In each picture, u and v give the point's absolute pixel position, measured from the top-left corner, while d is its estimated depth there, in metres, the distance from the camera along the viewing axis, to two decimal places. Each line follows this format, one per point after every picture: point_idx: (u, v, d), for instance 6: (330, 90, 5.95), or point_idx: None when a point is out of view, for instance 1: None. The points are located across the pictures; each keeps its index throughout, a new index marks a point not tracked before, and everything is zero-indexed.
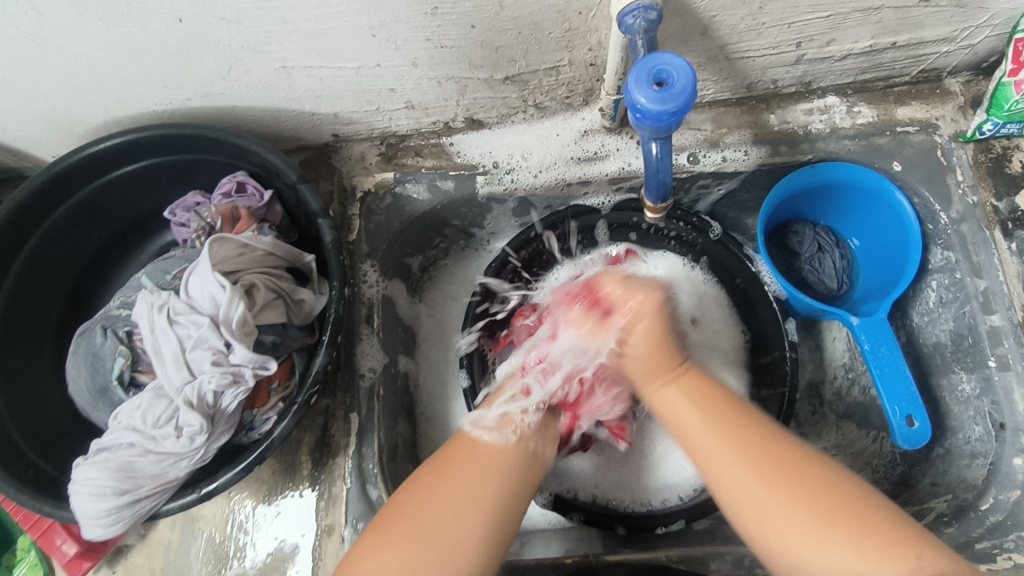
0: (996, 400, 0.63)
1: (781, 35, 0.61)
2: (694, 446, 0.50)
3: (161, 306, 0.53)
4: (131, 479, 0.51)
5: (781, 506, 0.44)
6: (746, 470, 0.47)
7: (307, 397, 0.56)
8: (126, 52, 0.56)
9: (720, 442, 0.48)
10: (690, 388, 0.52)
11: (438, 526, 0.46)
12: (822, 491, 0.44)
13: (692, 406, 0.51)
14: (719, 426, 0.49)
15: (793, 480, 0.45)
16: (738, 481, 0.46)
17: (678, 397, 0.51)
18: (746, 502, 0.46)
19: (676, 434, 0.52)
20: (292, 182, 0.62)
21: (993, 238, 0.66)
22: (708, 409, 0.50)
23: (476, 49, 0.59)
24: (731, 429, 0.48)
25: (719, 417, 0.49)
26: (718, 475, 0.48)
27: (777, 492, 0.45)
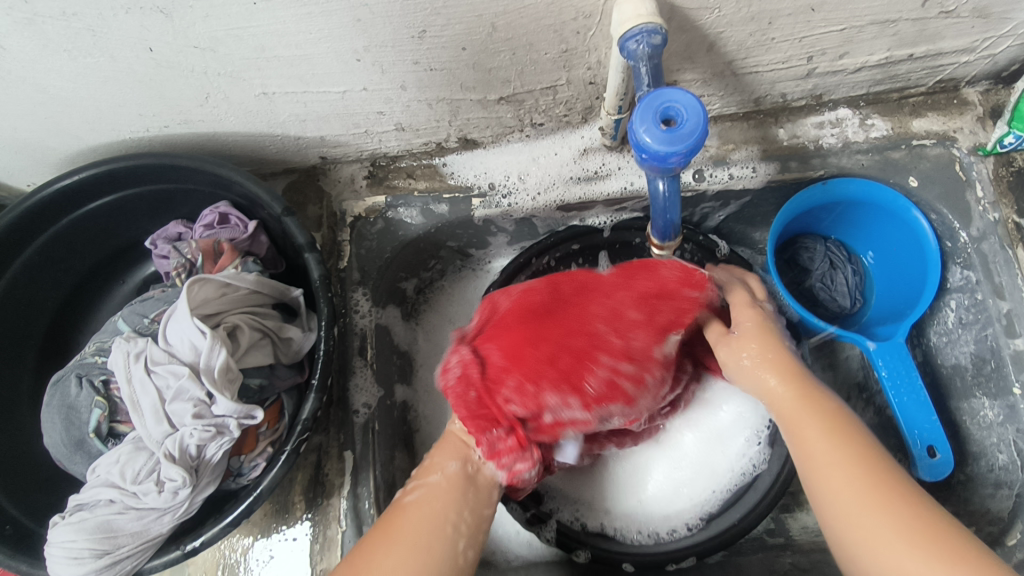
0: (1021, 429, 0.60)
1: (791, 49, 0.57)
2: (813, 461, 0.44)
3: (138, 354, 0.50)
4: (111, 539, 0.48)
5: (875, 519, 0.40)
6: (863, 483, 0.42)
7: (298, 444, 0.53)
8: (97, 81, 0.53)
9: (839, 460, 0.43)
10: (810, 405, 0.47)
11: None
12: (911, 507, 0.40)
13: (821, 430, 0.45)
14: (845, 448, 0.43)
15: (887, 491, 0.41)
16: (846, 493, 0.42)
17: (784, 386, 0.48)
18: (853, 519, 0.41)
19: (795, 441, 0.46)
20: (277, 213, 0.59)
21: (1016, 257, 0.62)
22: (839, 434, 0.44)
23: (468, 70, 0.56)
24: (862, 457, 0.43)
25: (854, 447, 0.43)
26: (817, 480, 0.43)
27: (870, 497, 0.41)
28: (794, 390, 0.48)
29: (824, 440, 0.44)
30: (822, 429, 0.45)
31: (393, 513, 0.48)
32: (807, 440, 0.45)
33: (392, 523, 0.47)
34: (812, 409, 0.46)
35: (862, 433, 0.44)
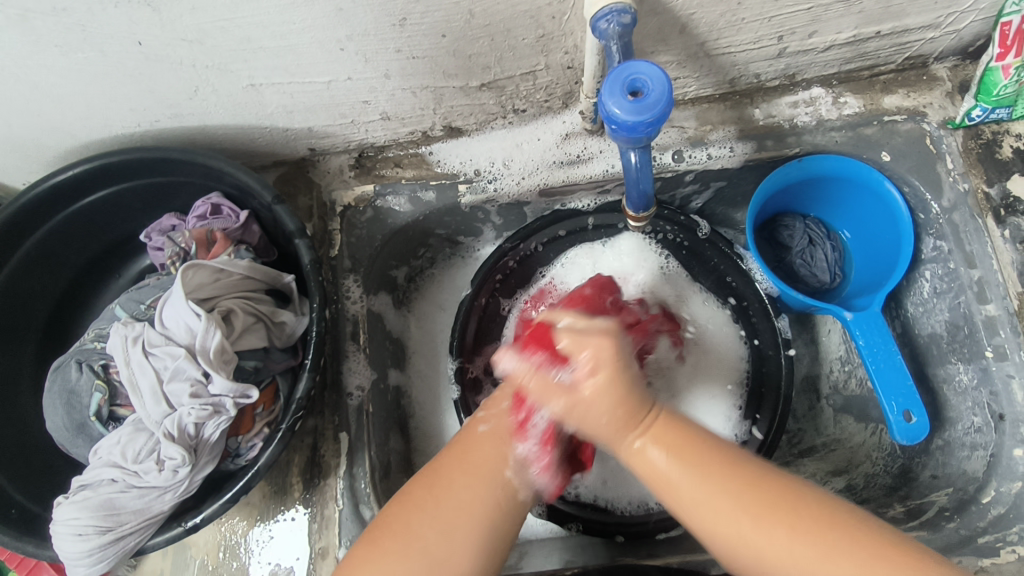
0: (995, 391, 0.62)
1: (761, 29, 0.59)
2: (657, 476, 0.45)
3: (137, 338, 0.52)
4: (114, 516, 0.49)
5: (795, 546, 0.40)
6: (727, 503, 0.42)
7: (292, 422, 0.54)
8: (88, 77, 0.55)
9: (697, 484, 0.43)
10: (662, 436, 0.45)
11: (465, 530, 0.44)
12: (844, 531, 0.40)
13: (664, 446, 0.45)
14: (685, 458, 0.44)
15: (812, 520, 0.41)
16: (718, 515, 0.42)
17: (660, 450, 0.44)
18: (752, 543, 0.41)
19: (631, 462, 0.46)
20: (268, 202, 0.60)
21: (986, 226, 0.64)
22: (678, 447, 0.44)
23: (448, 57, 0.58)
24: (708, 464, 0.43)
25: (698, 458, 0.44)
26: (689, 509, 0.43)
27: (779, 527, 0.41)
28: (653, 430, 0.45)
29: (661, 461, 0.44)
30: (648, 441, 0.45)
31: (454, 449, 0.49)
32: (648, 460, 0.45)
33: (442, 471, 0.47)
34: (658, 433, 0.45)
35: (714, 449, 0.44)
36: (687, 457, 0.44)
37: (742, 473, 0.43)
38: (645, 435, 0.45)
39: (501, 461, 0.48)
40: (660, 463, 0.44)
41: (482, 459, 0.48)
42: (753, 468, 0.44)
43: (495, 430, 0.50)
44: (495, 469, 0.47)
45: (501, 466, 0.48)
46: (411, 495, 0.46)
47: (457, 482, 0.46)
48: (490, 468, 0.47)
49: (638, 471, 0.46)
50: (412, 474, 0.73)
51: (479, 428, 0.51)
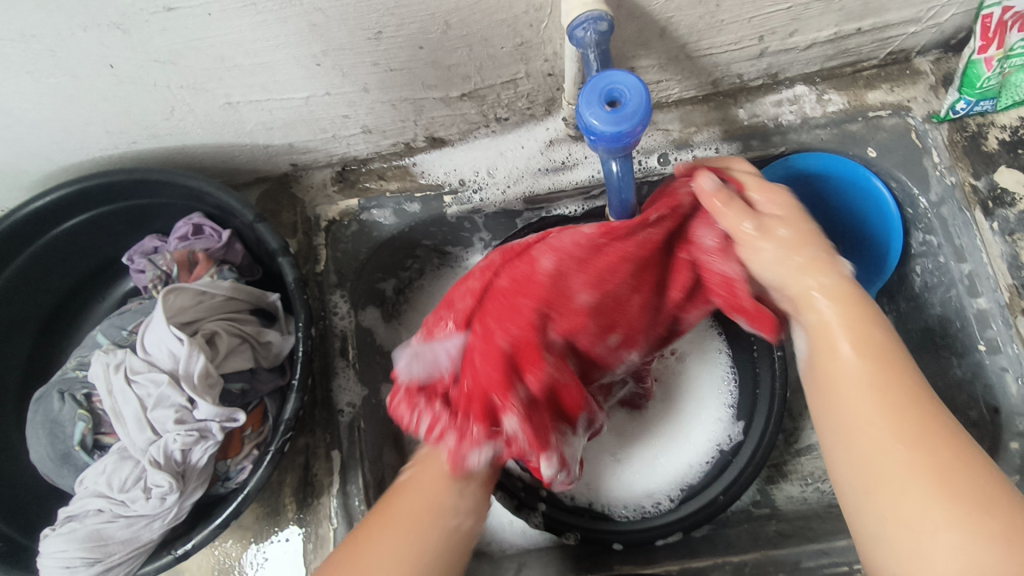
0: (988, 385, 0.62)
1: (741, 30, 0.59)
2: (837, 383, 0.46)
3: (119, 365, 0.51)
4: (102, 547, 0.49)
5: (914, 487, 0.40)
6: (897, 442, 0.42)
7: (281, 444, 0.53)
8: (62, 101, 0.54)
9: (890, 414, 0.43)
10: (847, 311, 0.48)
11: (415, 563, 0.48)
12: (991, 497, 0.39)
13: (863, 354, 0.46)
14: (877, 371, 0.45)
15: (956, 481, 0.40)
16: (863, 433, 0.44)
17: (852, 346, 0.47)
18: (865, 458, 0.43)
19: (826, 370, 0.48)
20: (250, 220, 0.60)
21: (974, 219, 0.64)
22: (871, 353, 0.46)
23: (427, 69, 0.57)
24: (896, 385, 0.44)
25: (900, 380, 0.44)
26: (845, 429, 0.45)
27: (949, 485, 0.40)
28: (859, 345, 0.47)
29: (849, 361, 0.46)
30: (850, 349, 0.47)
31: (383, 507, 0.52)
32: (836, 354, 0.47)
33: (371, 527, 0.50)
34: (858, 329, 0.47)
35: (912, 388, 0.44)
36: (881, 369, 0.45)
37: (948, 424, 0.42)
38: (847, 339, 0.47)
39: (436, 508, 0.51)
40: (849, 357, 0.47)
41: (415, 508, 0.51)
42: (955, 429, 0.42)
43: (434, 470, 0.53)
44: (435, 510, 0.51)
45: (440, 499, 0.52)
46: (358, 538, 0.49)
47: (382, 548, 0.48)
48: (414, 524, 0.50)
49: (816, 391, 0.48)
50: None
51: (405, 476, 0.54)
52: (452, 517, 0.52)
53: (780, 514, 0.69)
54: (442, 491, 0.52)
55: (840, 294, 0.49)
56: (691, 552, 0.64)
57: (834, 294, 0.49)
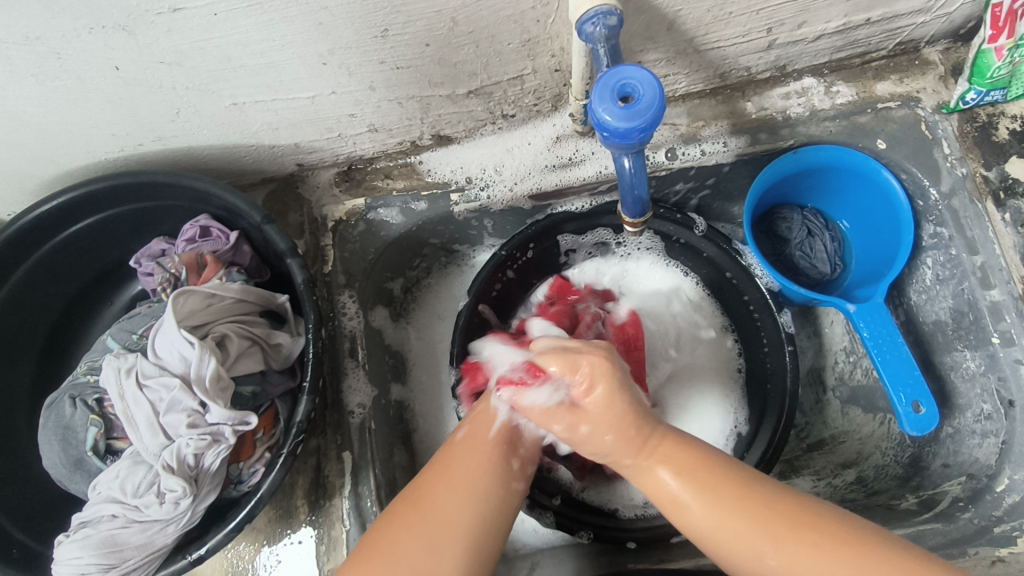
0: (1002, 377, 0.61)
1: (750, 23, 0.58)
2: (670, 502, 0.45)
3: (129, 370, 0.51)
4: (116, 553, 0.49)
5: (787, 549, 0.41)
6: (730, 519, 0.42)
7: (293, 446, 0.53)
8: (67, 104, 0.54)
9: (714, 501, 0.43)
10: (671, 455, 0.46)
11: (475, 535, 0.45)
12: (869, 556, 0.40)
13: (672, 469, 0.45)
14: (703, 489, 0.44)
15: (827, 536, 0.41)
16: (727, 533, 0.42)
17: (677, 475, 0.45)
18: (745, 552, 0.42)
19: (671, 510, 0.45)
20: (257, 222, 0.59)
21: (986, 211, 0.64)
22: (682, 462, 0.45)
23: (433, 66, 0.57)
24: (699, 471, 0.45)
25: (705, 482, 0.44)
26: (715, 539, 0.43)
27: (826, 552, 0.40)
28: (662, 453, 0.46)
29: (694, 503, 0.44)
30: (660, 460, 0.46)
31: (443, 452, 0.50)
32: (661, 485, 0.45)
33: (434, 473, 0.47)
34: (678, 470, 0.45)
35: (717, 468, 0.45)
36: (694, 475, 0.45)
37: (753, 480, 0.44)
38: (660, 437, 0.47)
39: (489, 462, 0.49)
40: (686, 496, 0.44)
41: (471, 464, 0.48)
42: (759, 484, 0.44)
43: (483, 437, 0.50)
44: (496, 466, 0.49)
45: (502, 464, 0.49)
46: (411, 496, 0.46)
47: (451, 496, 0.46)
48: (470, 482, 0.47)
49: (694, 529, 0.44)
50: None
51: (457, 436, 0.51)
52: (513, 476, 0.49)
53: None
54: (488, 449, 0.50)
55: (626, 425, 0.46)
56: None
57: (680, 468, 0.45)
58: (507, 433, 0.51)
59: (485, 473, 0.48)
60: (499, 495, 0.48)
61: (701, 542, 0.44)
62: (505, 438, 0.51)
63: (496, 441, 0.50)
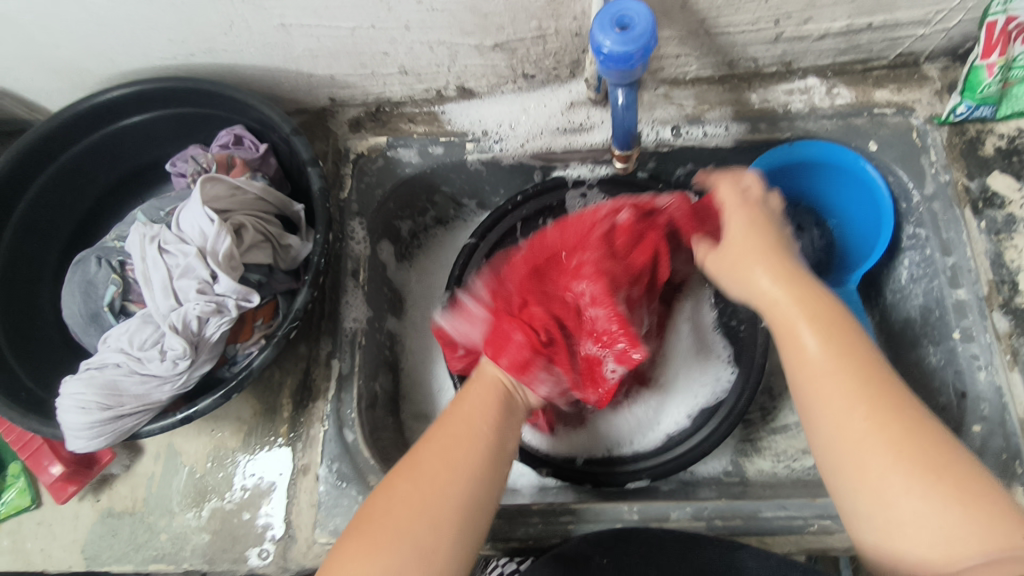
0: (958, 370, 0.64)
1: (759, 11, 0.63)
2: (806, 367, 0.48)
3: (154, 238, 0.56)
4: (116, 397, 0.53)
5: (879, 422, 0.44)
6: (842, 396, 0.46)
7: (287, 331, 0.58)
8: (135, 3, 0.60)
9: (838, 367, 0.46)
10: (824, 317, 0.49)
11: (454, 503, 0.48)
12: (943, 451, 0.43)
13: (843, 373, 0.46)
14: (842, 362, 0.46)
15: (908, 435, 0.44)
16: (833, 403, 0.46)
17: (824, 345, 0.48)
18: (843, 438, 0.45)
19: (786, 345, 0.50)
20: (287, 134, 0.65)
21: (962, 216, 0.67)
22: (848, 358, 0.47)
23: (465, 13, 0.63)
24: (857, 370, 0.46)
25: (857, 362, 0.46)
26: (808, 386, 0.47)
27: (912, 463, 0.43)
28: (813, 315, 0.49)
29: (813, 350, 0.48)
30: (807, 327, 0.48)
31: (435, 426, 0.53)
32: (802, 346, 0.48)
33: (426, 451, 0.50)
34: (840, 357, 0.47)
35: (867, 358, 0.47)
36: (837, 343, 0.47)
37: (891, 380, 0.46)
38: (769, 275, 0.51)
39: (466, 454, 0.50)
40: (808, 340, 0.48)
41: (455, 446, 0.50)
42: (907, 399, 0.45)
43: (479, 412, 0.53)
44: (477, 441, 0.51)
45: (487, 428, 0.53)
46: (415, 458, 0.50)
47: (433, 475, 0.49)
48: (445, 470, 0.49)
49: (784, 354, 0.50)
50: (397, 414, 0.76)
51: (462, 407, 0.54)
52: (500, 453, 0.52)
53: (747, 480, 0.73)
54: (480, 424, 0.53)
55: (782, 279, 0.51)
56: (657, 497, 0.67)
57: (808, 313, 0.49)
58: (497, 407, 0.54)
59: (469, 458, 0.50)
60: (477, 486, 0.49)
61: (800, 383, 0.48)
62: (500, 410, 0.54)
63: (494, 400, 0.55)
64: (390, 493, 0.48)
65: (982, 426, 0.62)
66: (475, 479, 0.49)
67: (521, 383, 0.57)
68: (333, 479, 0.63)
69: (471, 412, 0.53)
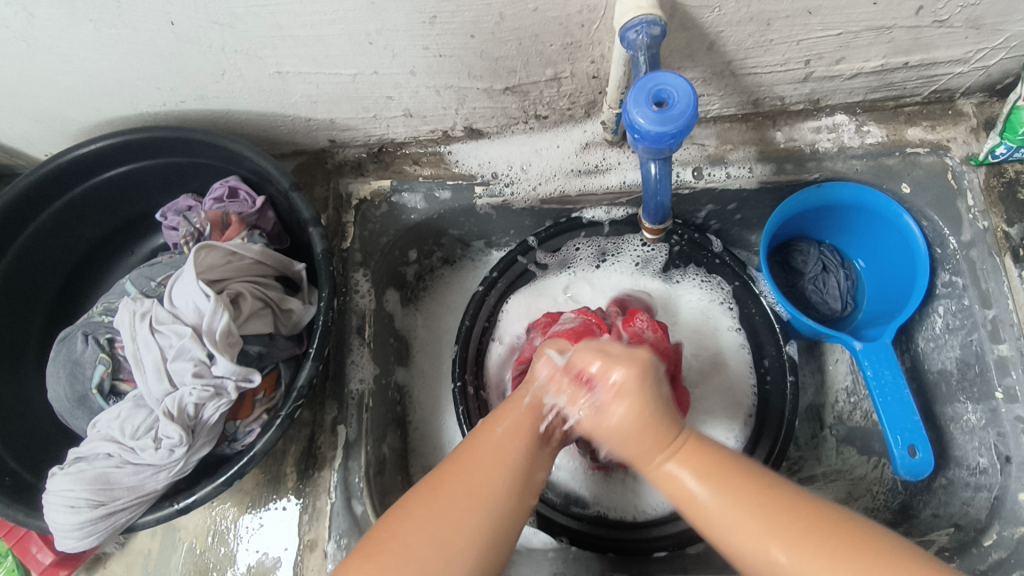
0: (1002, 433, 0.61)
1: (789, 52, 0.59)
2: (686, 501, 0.43)
3: (144, 314, 0.52)
4: (107, 491, 0.49)
5: (801, 552, 0.38)
6: (759, 526, 0.39)
7: (292, 410, 0.53)
8: (118, 52, 0.55)
9: (701, 482, 0.42)
10: (695, 460, 0.43)
11: (488, 516, 0.42)
12: (867, 552, 0.37)
13: (709, 469, 0.43)
14: (731, 495, 0.41)
15: (843, 549, 0.37)
16: (756, 539, 0.39)
17: (697, 476, 0.42)
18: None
19: (659, 482, 0.44)
20: (285, 188, 0.60)
21: (1004, 265, 0.64)
22: (717, 478, 0.42)
23: (475, 59, 0.58)
24: (744, 498, 0.40)
25: (737, 480, 0.42)
26: (705, 527, 0.41)
27: (830, 559, 0.37)
28: (680, 454, 0.44)
29: (696, 492, 0.42)
30: (672, 454, 0.44)
31: (460, 452, 0.45)
32: (682, 489, 0.43)
33: (429, 492, 0.43)
34: (708, 447, 0.44)
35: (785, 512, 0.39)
36: (703, 463, 0.43)
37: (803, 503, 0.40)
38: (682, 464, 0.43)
39: (500, 480, 0.44)
40: (684, 482, 0.43)
41: (491, 467, 0.44)
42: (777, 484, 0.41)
43: (510, 443, 0.46)
44: (512, 470, 0.45)
45: (522, 454, 0.46)
46: (443, 477, 0.44)
47: (462, 493, 0.43)
48: (466, 510, 0.42)
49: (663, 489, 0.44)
50: (406, 473, 0.72)
51: (495, 432, 0.47)
52: (535, 475, 0.46)
53: None
54: (516, 442, 0.46)
55: (670, 450, 0.44)
56: (684, 566, 0.63)
57: (705, 479, 0.42)
58: (538, 427, 0.48)
59: (504, 481, 0.44)
60: (518, 499, 0.44)
61: (714, 542, 0.41)
62: (537, 431, 0.47)
63: (532, 418, 0.48)
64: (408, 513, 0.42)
65: None
66: (516, 498, 0.44)
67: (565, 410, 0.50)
68: (343, 555, 0.59)
69: (508, 431, 0.47)
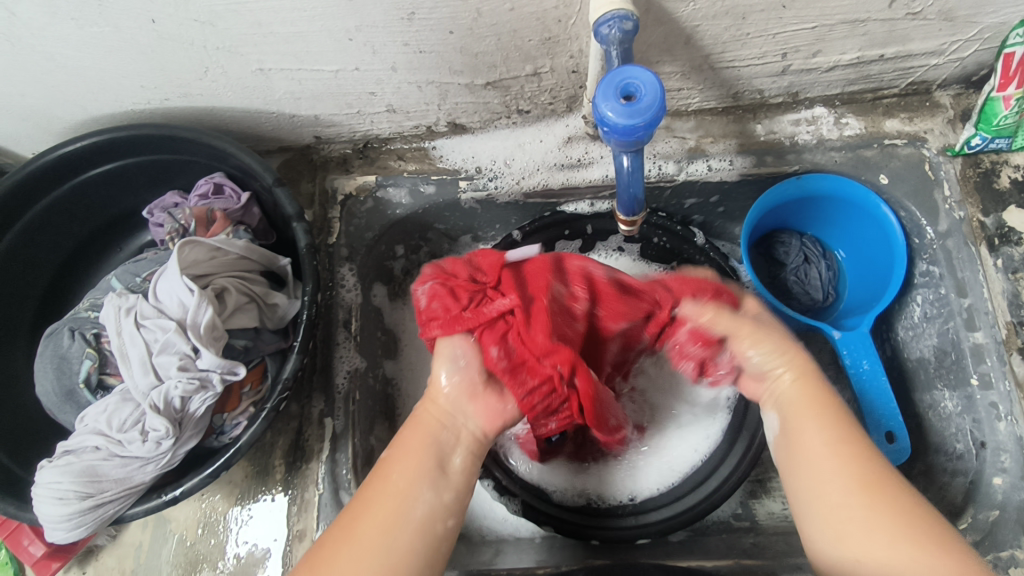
0: (977, 419, 0.62)
1: (766, 45, 0.60)
2: (799, 445, 0.47)
3: (130, 309, 0.53)
4: (95, 483, 0.50)
5: (851, 505, 0.43)
6: (862, 505, 0.43)
7: (277, 402, 0.54)
8: (101, 51, 0.56)
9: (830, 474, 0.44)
10: (806, 389, 0.49)
11: (385, 555, 0.43)
12: (912, 516, 0.42)
13: (812, 414, 0.47)
14: (849, 456, 0.45)
15: (879, 493, 0.43)
16: (814, 471, 0.45)
17: (830, 437, 0.46)
18: (846, 527, 0.43)
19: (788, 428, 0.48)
20: (269, 184, 0.61)
21: (979, 254, 0.65)
22: (827, 416, 0.47)
23: (455, 54, 0.59)
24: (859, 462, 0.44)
25: (846, 432, 0.46)
26: (791, 457, 0.47)
27: (892, 523, 0.42)
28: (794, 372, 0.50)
29: (817, 430, 0.46)
30: (819, 422, 0.47)
31: (363, 493, 0.47)
32: (808, 432, 0.47)
33: (355, 509, 0.46)
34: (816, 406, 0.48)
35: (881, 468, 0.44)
36: (833, 423, 0.47)
37: (896, 480, 0.44)
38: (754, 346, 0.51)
39: (406, 504, 0.45)
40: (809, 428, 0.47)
41: (387, 506, 0.45)
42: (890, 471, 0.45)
43: (410, 460, 0.47)
44: (406, 503, 0.45)
45: (410, 479, 0.46)
46: (344, 520, 0.46)
47: (368, 538, 0.44)
48: (384, 521, 0.44)
49: (782, 436, 0.49)
50: None
51: (383, 458, 0.49)
52: (438, 518, 0.46)
53: (760, 527, 0.70)
54: (408, 481, 0.46)
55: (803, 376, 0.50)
56: (667, 553, 0.64)
57: (802, 386, 0.49)
58: (434, 453, 0.48)
59: (398, 516, 0.45)
60: (421, 539, 0.45)
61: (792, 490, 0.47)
62: (435, 453, 0.48)
63: (429, 440, 0.48)
64: (317, 561, 0.44)
65: (1003, 479, 0.60)
66: (416, 532, 0.45)
67: (464, 410, 0.50)
68: None
69: (408, 463, 0.47)
